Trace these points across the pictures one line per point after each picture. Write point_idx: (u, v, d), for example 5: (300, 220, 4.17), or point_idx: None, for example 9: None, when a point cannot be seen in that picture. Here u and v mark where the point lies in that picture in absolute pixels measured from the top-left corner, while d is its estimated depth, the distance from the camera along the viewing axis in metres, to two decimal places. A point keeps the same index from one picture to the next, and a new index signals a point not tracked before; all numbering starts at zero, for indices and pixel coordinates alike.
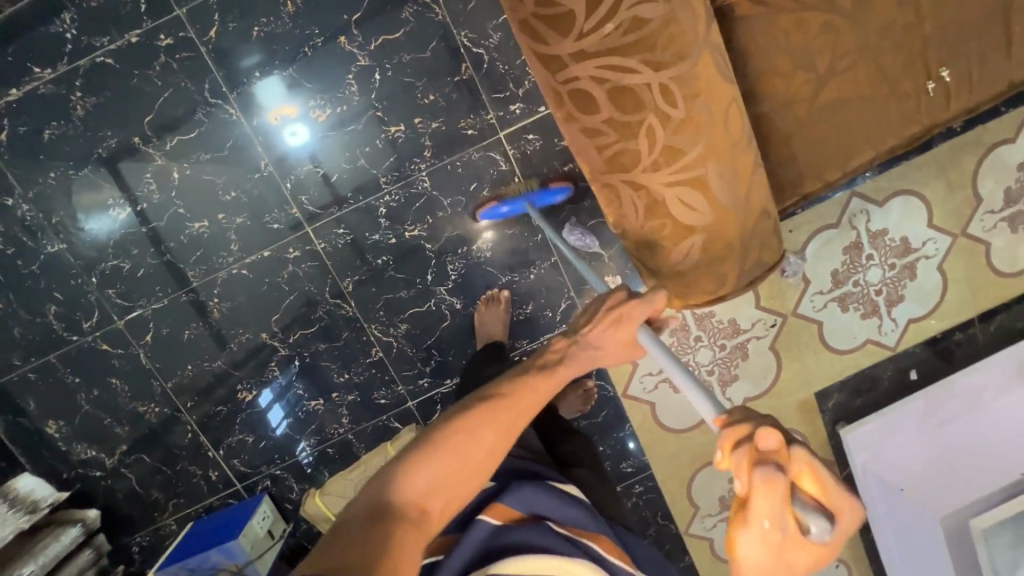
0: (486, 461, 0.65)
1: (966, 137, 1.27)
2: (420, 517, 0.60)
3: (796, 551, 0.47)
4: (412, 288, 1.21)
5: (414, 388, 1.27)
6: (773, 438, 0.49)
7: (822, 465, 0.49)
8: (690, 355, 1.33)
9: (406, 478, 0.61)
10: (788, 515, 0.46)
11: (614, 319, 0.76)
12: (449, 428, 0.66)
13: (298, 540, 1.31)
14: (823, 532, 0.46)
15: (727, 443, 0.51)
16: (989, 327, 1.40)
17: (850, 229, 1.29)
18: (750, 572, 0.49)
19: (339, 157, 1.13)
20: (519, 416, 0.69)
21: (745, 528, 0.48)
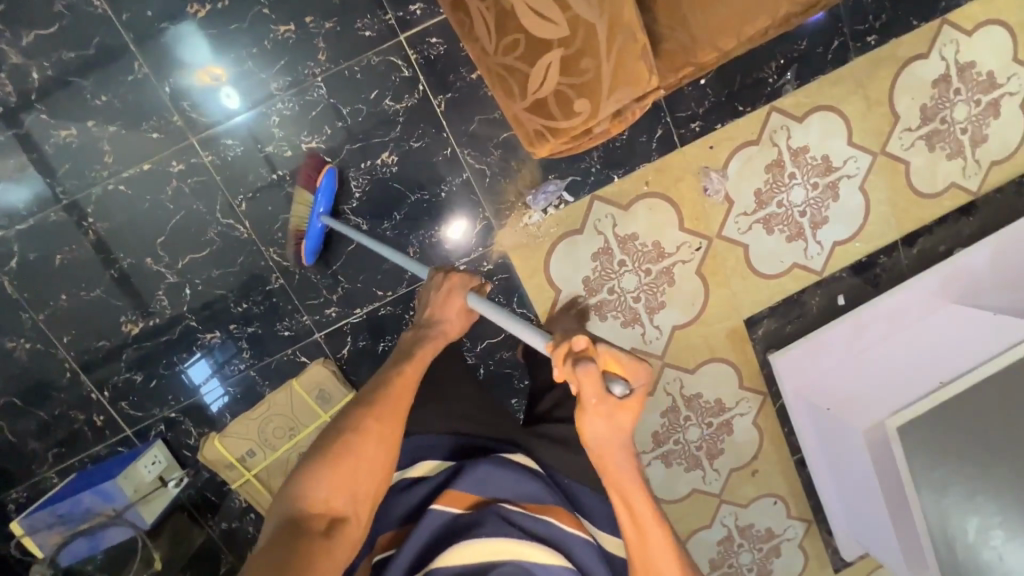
0: (383, 455, 0.74)
1: (880, 51, 1.25)
2: (330, 526, 0.67)
3: (616, 409, 0.64)
4: (313, 206, 1.13)
5: (322, 318, 1.19)
6: (583, 341, 0.61)
7: (621, 351, 0.63)
8: (615, 282, 1.28)
9: (303, 495, 0.68)
10: (600, 391, 0.62)
11: (447, 293, 0.87)
12: (336, 431, 0.74)
13: (199, 492, 1.23)
14: (621, 389, 0.62)
15: (558, 359, 0.62)
16: (912, 250, 1.39)
17: (771, 146, 1.27)
18: (603, 442, 0.67)
19: (252, 101, 1.07)
20: (400, 400, 0.78)
21: (586, 411, 0.64)
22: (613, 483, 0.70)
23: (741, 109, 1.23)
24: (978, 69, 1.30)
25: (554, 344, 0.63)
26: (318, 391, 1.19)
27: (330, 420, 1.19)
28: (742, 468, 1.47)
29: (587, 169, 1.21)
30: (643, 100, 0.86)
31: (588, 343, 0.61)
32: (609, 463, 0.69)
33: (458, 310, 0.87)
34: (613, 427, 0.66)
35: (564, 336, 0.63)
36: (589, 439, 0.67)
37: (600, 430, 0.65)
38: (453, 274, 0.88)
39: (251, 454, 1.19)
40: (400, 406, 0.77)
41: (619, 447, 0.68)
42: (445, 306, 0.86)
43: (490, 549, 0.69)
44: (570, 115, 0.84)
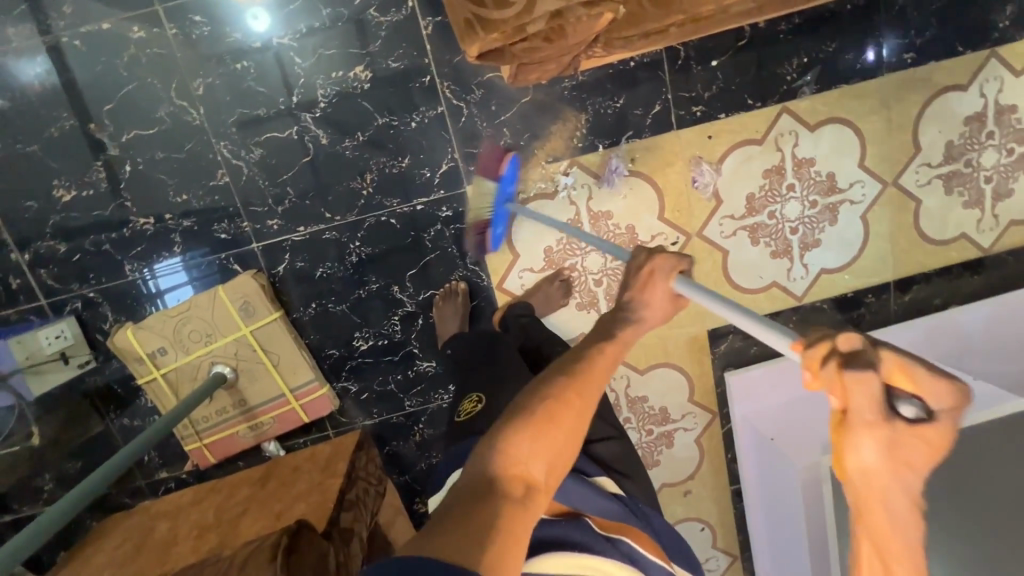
0: (575, 429, 0.60)
1: (915, 73, 1.15)
2: (526, 491, 0.55)
3: (902, 440, 0.42)
4: (273, 106, 1.06)
5: (261, 228, 1.13)
6: (854, 338, 0.43)
7: (914, 357, 0.42)
8: (579, 259, 1.20)
9: (505, 451, 0.56)
10: (880, 405, 0.41)
11: (646, 279, 0.68)
12: (534, 394, 0.61)
13: (105, 382, 1.18)
14: (913, 408, 0.41)
15: (811, 363, 0.45)
16: (904, 297, 1.29)
17: (774, 150, 1.17)
18: (870, 480, 0.43)
19: (275, 25, 1.03)
20: (600, 374, 0.64)
21: (855, 432, 0.42)
22: (870, 538, 0.45)
23: (750, 102, 1.14)
24: (1018, 115, 1.19)
25: (804, 342, 0.47)
26: (243, 302, 1.12)
27: (250, 335, 1.14)
28: (675, 486, 1.39)
29: (573, 131, 1.12)
30: (593, 9, 0.69)
31: (857, 342, 0.43)
32: (873, 514, 0.44)
33: (667, 296, 0.68)
34: (894, 463, 0.42)
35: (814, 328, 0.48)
36: (849, 475, 0.44)
37: (873, 465, 0.42)
38: (660, 257, 0.68)
39: (162, 352, 1.14)
40: (603, 375, 0.64)
41: (909, 494, 0.43)
42: (646, 295, 0.68)
43: (579, 564, 0.62)
44: (500, 5, 0.67)
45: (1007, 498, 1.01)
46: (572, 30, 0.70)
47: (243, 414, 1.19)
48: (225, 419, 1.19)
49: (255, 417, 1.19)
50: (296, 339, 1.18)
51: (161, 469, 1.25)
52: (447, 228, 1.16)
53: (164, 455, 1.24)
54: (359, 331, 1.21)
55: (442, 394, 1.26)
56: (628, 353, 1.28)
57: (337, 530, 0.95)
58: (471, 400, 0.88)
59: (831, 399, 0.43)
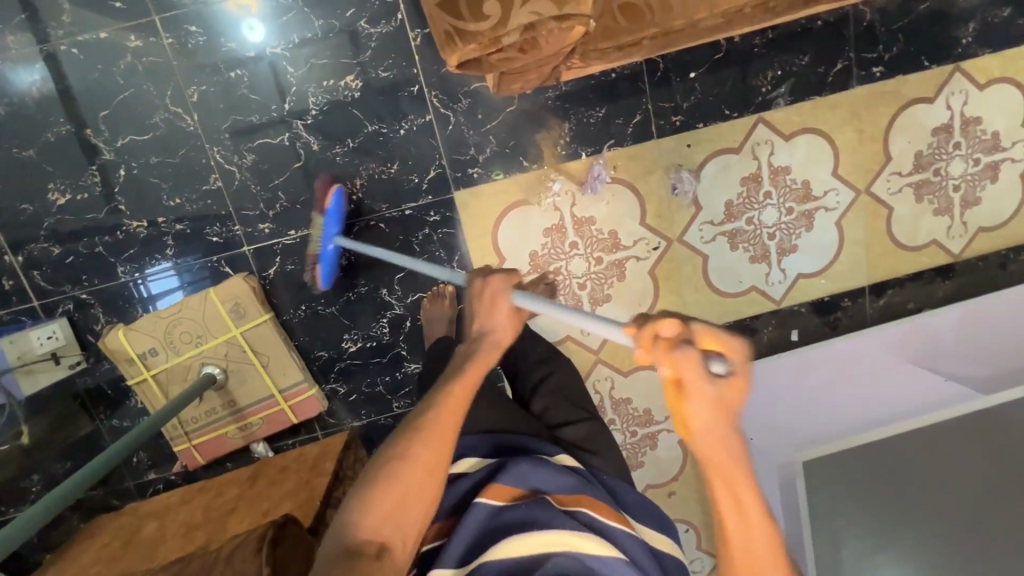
0: (434, 477, 0.63)
1: (884, 86, 1.20)
2: (380, 554, 0.58)
3: (716, 395, 0.53)
4: (266, 113, 1.10)
5: (253, 232, 1.15)
6: (671, 319, 0.57)
7: (716, 328, 0.57)
8: (563, 263, 1.23)
9: (357, 525, 0.59)
10: (705, 371, 0.53)
11: (489, 300, 0.78)
12: (394, 450, 0.63)
13: (95, 383, 1.20)
14: (720, 366, 0.54)
15: (646, 342, 0.58)
16: (879, 301, 1.34)
17: (752, 158, 1.21)
18: (707, 437, 0.53)
19: (272, 34, 1.07)
20: (453, 414, 0.66)
21: (688, 397, 0.53)
22: (727, 496, 0.52)
23: (728, 113, 1.18)
24: (983, 127, 1.24)
25: (637, 327, 0.60)
26: (233, 304, 1.15)
27: (240, 336, 1.16)
28: (659, 487, 1.41)
29: (557, 139, 1.16)
30: (564, 21, 0.70)
31: (679, 323, 0.57)
32: (716, 468, 0.52)
33: (507, 315, 0.78)
34: (720, 419, 0.53)
35: (649, 319, 0.60)
36: (693, 435, 0.53)
37: (706, 422, 0.53)
38: (495, 278, 0.79)
39: (152, 353, 1.15)
40: (449, 426, 0.66)
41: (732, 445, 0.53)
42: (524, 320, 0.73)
43: (538, 540, 0.64)
44: (475, 17, 0.70)
45: (971, 492, 1.01)
46: (547, 41, 0.73)
47: (232, 415, 1.20)
48: (214, 420, 1.20)
49: (244, 418, 1.21)
50: (286, 340, 1.20)
51: (150, 471, 1.26)
52: (435, 232, 1.19)
53: (152, 456, 1.26)
54: (348, 333, 1.23)
55: None
56: (611, 355, 1.31)
57: (324, 525, 0.97)
58: None
59: (665, 371, 0.54)
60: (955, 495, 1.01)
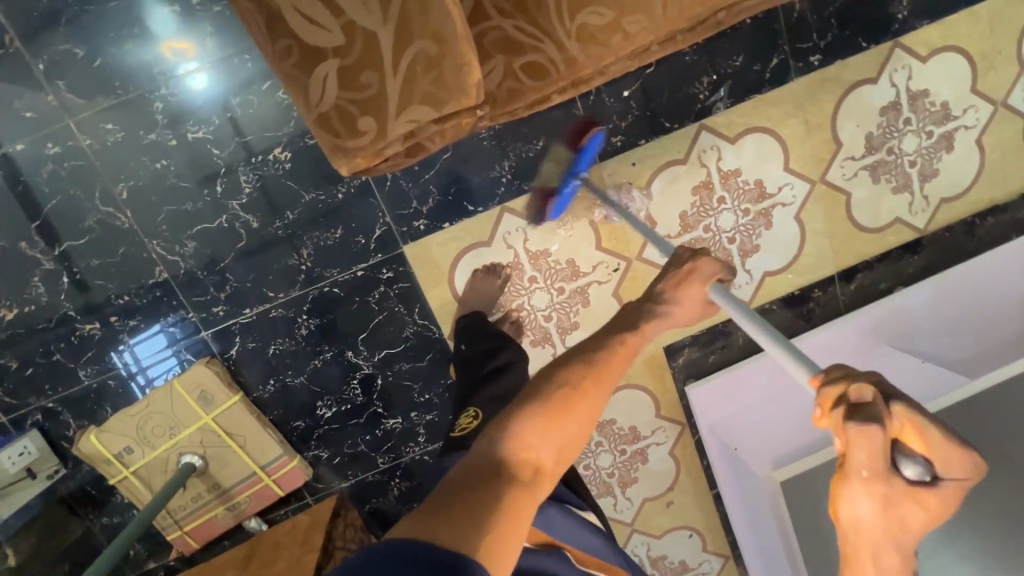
0: (586, 424, 0.66)
1: (824, 73, 1.17)
2: (533, 478, 0.60)
3: (899, 496, 0.48)
4: (199, 200, 1.07)
5: (208, 316, 1.14)
6: (869, 392, 0.47)
7: (931, 422, 0.47)
8: (525, 299, 1.22)
9: (514, 439, 0.61)
10: (886, 463, 0.47)
11: (683, 280, 0.80)
12: (549, 382, 0.67)
13: (78, 486, 1.20)
14: (913, 470, 0.48)
15: (827, 404, 0.50)
16: (850, 286, 1.32)
17: (699, 166, 1.19)
18: (867, 530, 0.50)
19: (212, 77, 1.03)
20: (614, 368, 0.71)
21: (852, 484, 0.48)
22: None
23: (668, 125, 1.16)
24: (932, 99, 1.21)
25: (836, 398, 0.50)
26: (199, 392, 1.14)
27: (212, 422, 1.15)
28: (657, 499, 1.41)
29: (498, 178, 1.14)
30: (440, 122, 0.82)
31: (885, 398, 0.47)
32: (860, 563, 0.51)
33: (695, 299, 0.80)
34: (887, 519, 0.49)
35: (850, 376, 0.50)
36: (844, 519, 0.50)
37: (869, 516, 0.49)
38: (703, 257, 0.80)
39: (128, 451, 1.15)
40: (616, 371, 0.71)
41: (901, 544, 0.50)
42: (680, 291, 0.79)
43: None
44: (354, 131, 0.80)
45: None
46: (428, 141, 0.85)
47: (219, 498, 1.20)
48: (201, 504, 1.20)
49: (233, 500, 1.21)
50: (260, 417, 1.19)
51: (149, 559, 1.27)
52: (390, 288, 1.17)
53: (148, 546, 1.26)
54: (321, 400, 1.22)
55: (413, 446, 1.28)
56: None
57: None
58: (468, 416, 0.92)
59: (840, 446, 0.48)
60: None
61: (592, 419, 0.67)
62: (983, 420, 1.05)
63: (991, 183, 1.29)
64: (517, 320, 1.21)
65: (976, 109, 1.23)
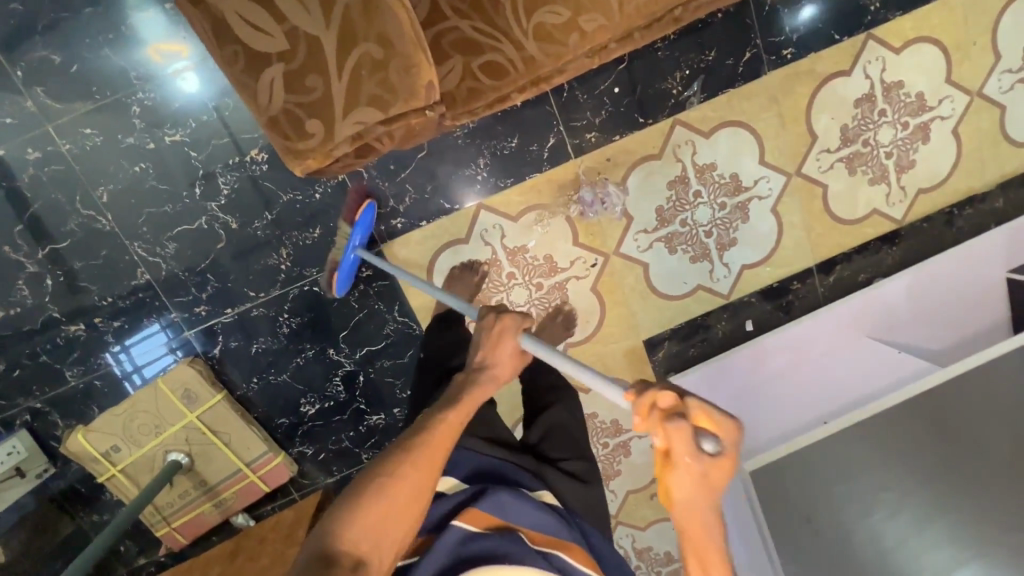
0: (418, 496, 0.63)
1: (798, 66, 1.18)
2: (357, 569, 0.57)
3: (710, 474, 0.54)
4: (178, 202, 1.09)
5: (191, 316, 1.16)
6: (671, 396, 0.56)
7: (709, 402, 0.56)
8: (504, 295, 1.23)
9: (335, 536, 0.58)
10: (694, 449, 0.53)
11: (495, 338, 0.77)
12: (373, 469, 0.63)
13: (68, 484, 1.22)
14: (712, 444, 0.54)
15: (642, 409, 0.57)
16: (829, 278, 1.32)
17: (674, 161, 1.20)
18: (688, 506, 0.55)
19: (202, 76, 1.05)
20: (443, 437, 0.67)
21: (677, 471, 0.53)
22: (695, 558, 0.57)
23: (642, 121, 1.17)
24: (906, 90, 1.22)
25: (635, 393, 0.59)
26: (183, 391, 1.16)
27: (197, 420, 1.17)
28: (640, 491, 1.43)
29: (473, 177, 1.15)
30: (390, 123, 0.81)
31: (677, 392, 0.56)
32: (698, 538, 0.56)
33: (511, 354, 0.77)
34: (704, 493, 0.54)
35: (645, 384, 0.59)
36: (677, 507, 0.55)
37: (689, 497, 0.54)
38: (507, 317, 0.77)
39: (115, 450, 1.17)
40: (441, 452, 0.67)
41: (715, 513, 0.56)
42: (497, 351, 0.76)
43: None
44: (302, 135, 0.80)
45: (930, 450, 1.03)
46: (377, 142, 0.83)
47: (206, 494, 1.22)
48: (189, 501, 1.22)
49: (220, 496, 1.23)
50: (244, 414, 1.21)
51: (139, 555, 1.29)
52: (370, 286, 1.20)
53: (138, 542, 1.28)
54: (304, 397, 1.24)
55: None
56: None
57: None
58: None
59: (658, 441, 0.54)
60: (916, 449, 1.04)
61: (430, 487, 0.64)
62: (953, 402, 1.04)
63: (969, 173, 1.29)
64: (569, 313, 1.24)
65: (951, 100, 1.23)
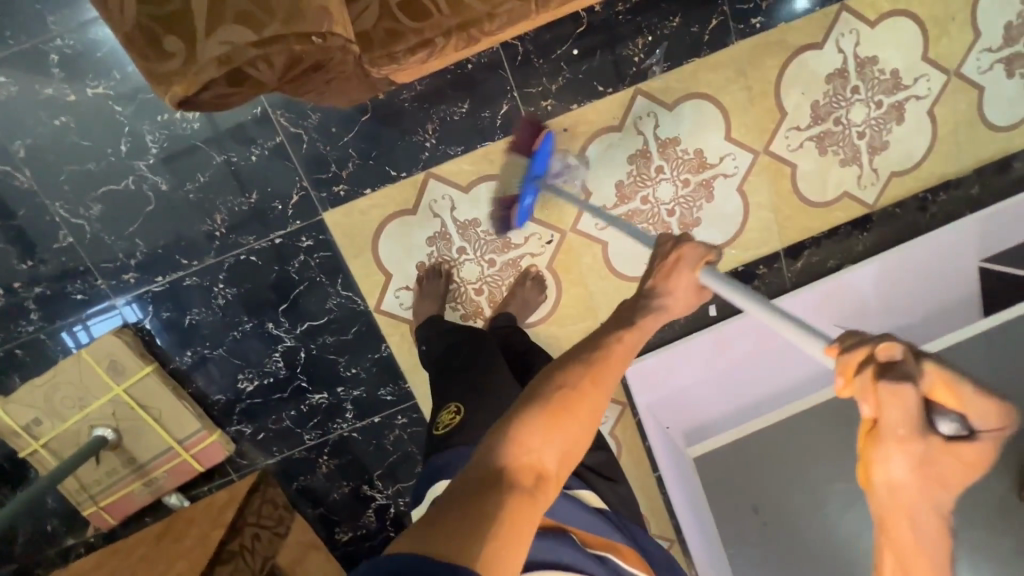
0: (581, 421, 0.62)
1: (766, 37, 1.12)
2: (536, 484, 0.56)
3: (936, 450, 0.52)
4: (102, 160, 1.02)
5: (119, 283, 1.09)
6: (896, 352, 0.52)
7: (963, 379, 0.50)
8: (454, 270, 1.17)
9: (515, 444, 0.57)
10: (921, 420, 0.50)
11: (670, 269, 0.77)
12: (547, 382, 0.64)
13: None
14: (950, 424, 0.52)
15: (847, 370, 0.55)
16: (797, 263, 1.27)
17: (635, 134, 1.14)
18: (904, 489, 0.54)
19: None
20: (607, 370, 0.66)
21: (887, 443, 0.52)
22: (885, 531, 0.57)
23: (602, 90, 1.11)
24: (880, 66, 1.16)
25: (850, 350, 0.56)
26: (110, 361, 1.10)
27: (124, 393, 1.11)
28: None
29: (421, 144, 1.09)
30: (275, 45, 0.62)
31: (901, 351, 0.52)
32: (896, 516, 0.56)
33: (689, 286, 0.77)
34: (926, 470, 0.53)
35: (866, 341, 0.56)
36: (880, 479, 0.54)
37: (903, 473, 0.53)
38: (687, 245, 0.78)
39: (37, 423, 1.11)
40: (613, 377, 0.66)
41: (927, 494, 0.55)
42: (671, 281, 0.76)
43: None
44: (160, 57, 0.63)
45: None
46: (262, 70, 0.63)
47: (135, 473, 1.16)
48: (117, 479, 1.16)
49: (149, 475, 1.17)
50: (175, 388, 1.15)
51: (67, 536, 1.23)
52: (311, 257, 1.13)
53: (66, 522, 1.22)
54: (242, 373, 1.18)
55: (341, 423, 1.24)
56: None
57: None
58: (449, 411, 0.88)
59: (869, 408, 0.52)
60: None
61: (591, 418, 0.63)
62: None
63: (945, 157, 1.24)
64: (538, 275, 1.18)
65: (927, 78, 1.18)
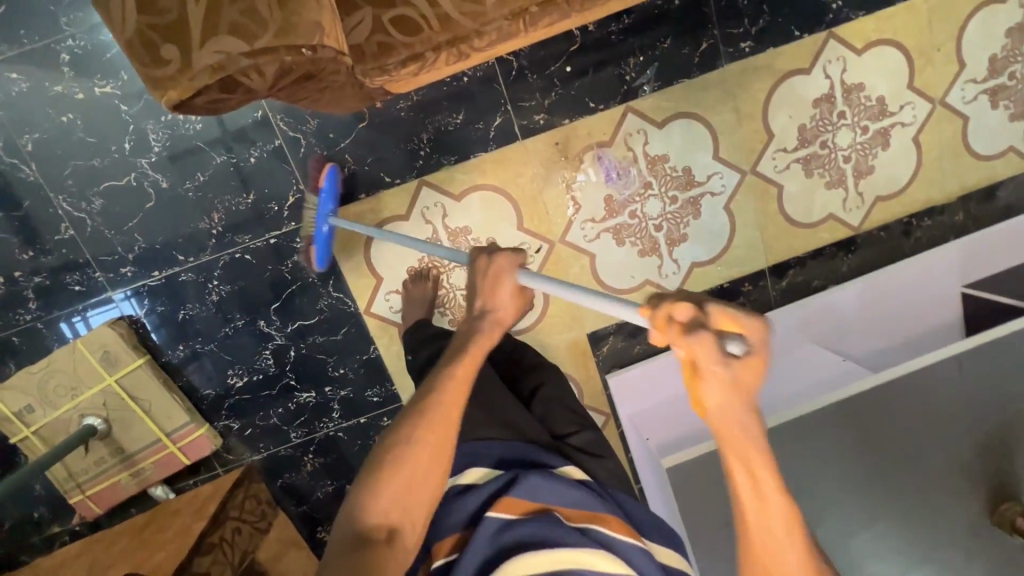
0: (436, 462, 0.68)
1: (755, 61, 1.15)
2: (390, 536, 0.64)
3: (738, 380, 0.55)
4: (106, 156, 1.06)
5: (116, 276, 1.12)
6: (689, 305, 0.56)
7: (735, 308, 0.56)
8: (443, 276, 1.20)
9: (365, 511, 0.65)
10: (725, 356, 0.54)
11: (494, 278, 0.77)
12: (387, 445, 0.69)
13: None
14: (739, 346, 0.54)
15: (660, 322, 0.57)
16: (782, 282, 1.29)
17: (625, 150, 1.17)
18: (724, 417, 0.56)
19: None
20: (453, 405, 0.70)
21: (705, 380, 0.54)
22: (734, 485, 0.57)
23: (593, 106, 1.14)
24: (867, 93, 1.19)
25: (652, 306, 0.60)
26: (102, 352, 1.12)
27: (115, 383, 1.13)
28: None
29: (415, 152, 1.12)
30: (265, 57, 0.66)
31: (694, 306, 0.56)
32: (735, 455, 0.56)
33: (511, 294, 0.78)
34: (732, 401, 0.55)
35: (659, 296, 0.60)
36: (710, 415, 0.56)
37: (717, 405, 0.55)
38: (500, 256, 0.77)
39: (29, 410, 1.13)
40: (456, 407, 0.70)
41: (750, 426, 0.56)
42: (494, 297, 0.77)
43: (552, 558, 0.65)
44: (156, 62, 0.65)
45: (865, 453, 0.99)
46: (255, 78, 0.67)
47: (122, 462, 1.18)
48: (105, 468, 1.18)
49: (136, 465, 1.19)
50: (166, 381, 1.17)
51: (52, 523, 1.24)
52: (305, 258, 1.16)
53: (52, 510, 1.24)
54: (232, 369, 1.20)
55: (327, 422, 1.26)
56: None
57: None
58: None
59: (679, 351, 0.55)
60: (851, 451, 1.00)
61: (441, 459, 0.69)
62: (894, 404, 1.01)
63: (930, 183, 1.26)
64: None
65: (913, 106, 1.21)
